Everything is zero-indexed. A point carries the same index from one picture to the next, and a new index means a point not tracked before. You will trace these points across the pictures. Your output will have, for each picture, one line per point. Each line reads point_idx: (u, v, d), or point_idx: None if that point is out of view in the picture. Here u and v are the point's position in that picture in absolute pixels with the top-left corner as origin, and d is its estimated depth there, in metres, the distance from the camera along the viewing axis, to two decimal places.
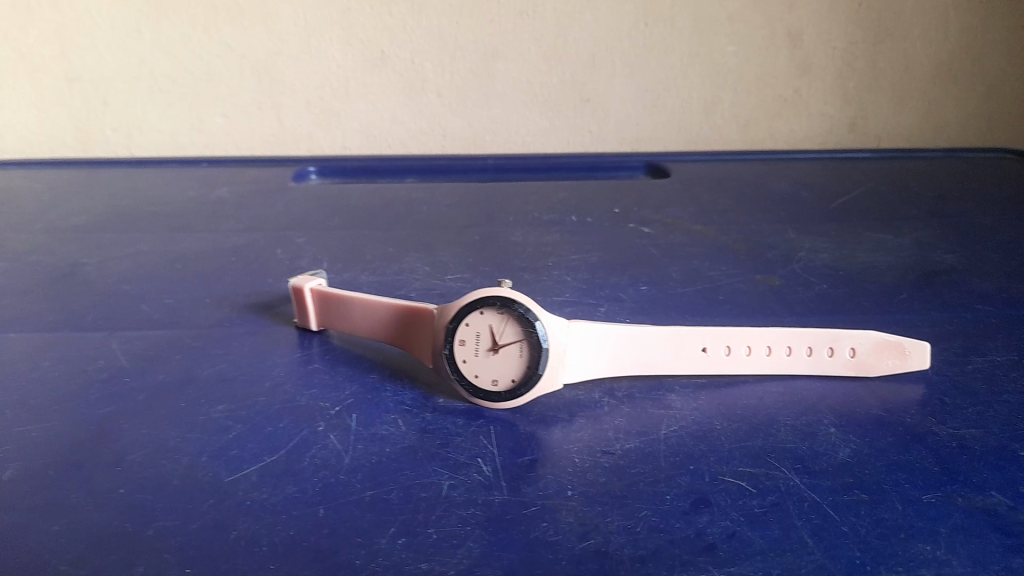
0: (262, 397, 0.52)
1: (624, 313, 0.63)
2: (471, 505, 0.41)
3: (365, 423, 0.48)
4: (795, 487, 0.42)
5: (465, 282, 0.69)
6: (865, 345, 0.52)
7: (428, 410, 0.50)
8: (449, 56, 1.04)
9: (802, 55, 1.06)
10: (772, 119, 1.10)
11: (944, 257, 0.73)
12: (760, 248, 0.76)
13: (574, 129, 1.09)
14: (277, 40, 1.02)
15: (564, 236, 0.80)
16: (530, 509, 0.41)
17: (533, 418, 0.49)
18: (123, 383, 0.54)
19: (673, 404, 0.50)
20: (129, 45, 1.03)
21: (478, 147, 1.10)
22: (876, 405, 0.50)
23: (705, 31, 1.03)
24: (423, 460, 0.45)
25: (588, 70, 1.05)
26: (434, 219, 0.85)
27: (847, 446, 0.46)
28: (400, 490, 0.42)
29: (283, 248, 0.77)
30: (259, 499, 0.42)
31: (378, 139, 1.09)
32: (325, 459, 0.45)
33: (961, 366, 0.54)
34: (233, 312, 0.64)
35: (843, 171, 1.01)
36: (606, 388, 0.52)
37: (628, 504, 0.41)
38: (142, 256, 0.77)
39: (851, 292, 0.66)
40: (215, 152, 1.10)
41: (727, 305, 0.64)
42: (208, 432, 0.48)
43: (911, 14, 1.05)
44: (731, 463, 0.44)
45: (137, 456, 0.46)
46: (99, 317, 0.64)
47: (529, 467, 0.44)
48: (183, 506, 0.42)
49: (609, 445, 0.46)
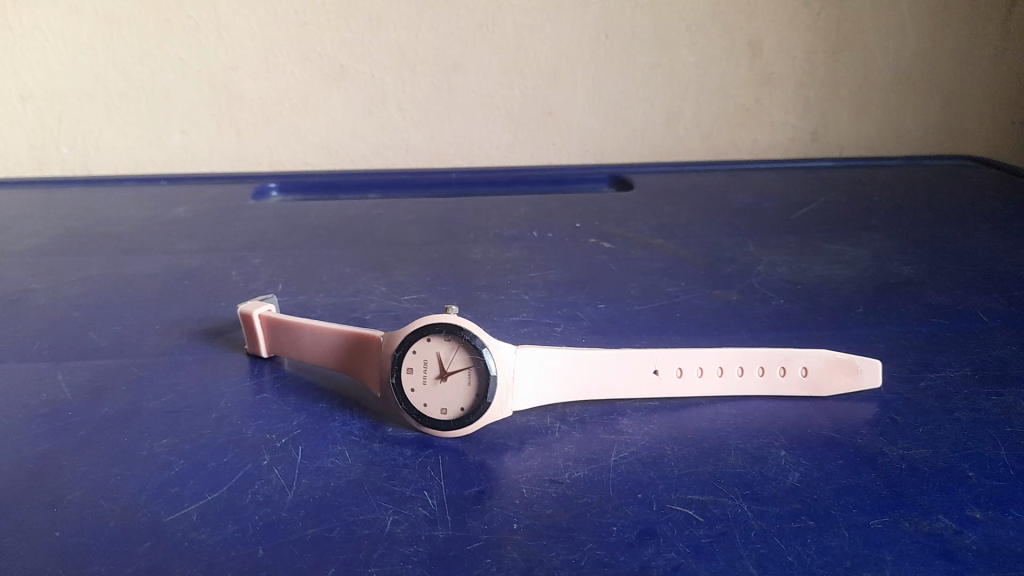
0: (207, 429, 0.51)
1: (580, 333, 0.62)
2: (414, 542, 0.40)
3: (310, 456, 0.47)
4: (743, 515, 0.42)
5: (421, 303, 0.68)
6: (816, 364, 0.52)
7: (376, 441, 0.49)
8: (410, 70, 1.03)
9: (762, 65, 1.06)
10: (735, 129, 1.11)
11: (900, 269, 0.74)
12: (720, 262, 0.76)
13: (538, 141, 1.09)
14: (234, 55, 1.01)
15: (524, 252, 0.79)
16: (474, 544, 0.40)
17: (483, 447, 0.48)
18: (64, 418, 0.53)
19: (624, 428, 0.50)
20: (82, 61, 1.01)
21: (442, 161, 1.09)
22: (827, 426, 0.50)
23: (666, 43, 1.03)
24: (368, 494, 0.44)
25: (551, 82, 1.05)
26: (393, 236, 0.84)
27: (796, 470, 0.45)
28: (342, 527, 0.41)
29: (238, 270, 0.76)
30: (196, 540, 0.41)
31: (340, 153, 1.08)
32: (267, 495, 0.44)
33: (913, 383, 0.54)
34: (183, 339, 0.63)
35: (805, 181, 1.01)
36: (558, 413, 0.51)
37: (574, 537, 0.40)
38: (93, 280, 0.75)
39: (807, 307, 0.66)
40: (174, 169, 1.08)
41: (684, 323, 0.64)
42: (148, 469, 0.47)
43: (869, 24, 1.05)
44: (679, 491, 0.44)
45: (74, 496, 0.45)
46: (44, 347, 0.63)
47: (475, 499, 0.43)
48: (118, 550, 0.40)
49: (557, 474, 0.45)
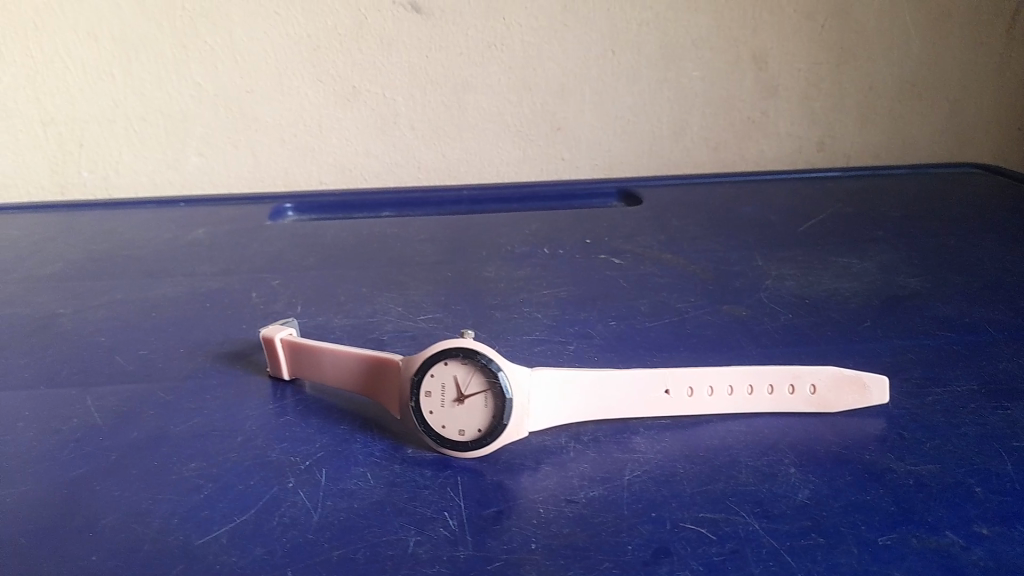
0: (234, 452, 0.52)
1: (593, 351, 0.64)
2: (436, 562, 0.42)
3: (334, 478, 0.49)
4: (754, 532, 0.43)
5: (437, 322, 0.70)
6: (824, 381, 0.54)
7: (396, 462, 0.51)
8: (421, 90, 1.05)
9: (768, 78, 1.08)
10: (742, 141, 1.12)
11: (908, 282, 0.75)
12: (729, 277, 0.78)
13: (547, 157, 1.11)
14: (248, 79, 1.03)
15: (536, 270, 0.81)
16: (494, 564, 0.41)
17: (500, 467, 0.50)
18: (96, 442, 0.54)
19: (637, 447, 0.51)
20: (102, 87, 1.03)
21: (453, 178, 1.11)
22: (836, 442, 0.51)
23: (673, 58, 1.05)
24: (390, 516, 0.45)
25: (559, 99, 1.07)
26: (408, 256, 0.86)
27: (805, 487, 0.47)
28: (367, 548, 0.43)
29: (257, 292, 0.78)
30: (227, 562, 0.43)
31: (354, 172, 1.10)
32: (294, 517, 0.46)
33: (920, 398, 0.55)
34: (207, 362, 0.65)
35: (813, 192, 1.02)
36: (572, 432, 0.53)
37: (590, 556, 0.42)
38: (118, 304, 0.77)
39: (815, 321, 0.67)
40: (192, 190, 1.10)
41: (695, 339, 0.65)
42: (178, 492, 0.49)
43: (874, 35, 1.06)
44: (692, 509, 0.45)
45: (108, 519, 0.47)
46: (73, 372, 0.65)
47: (494, 519, 0.45)
48: (153, 572, 0.42)
49: (573, 493, 0.47)
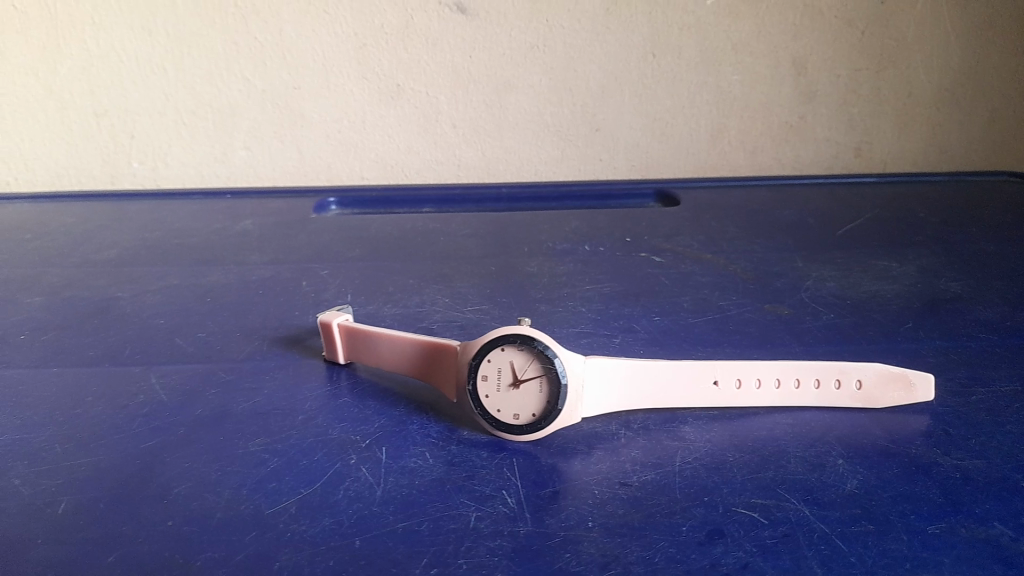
0: (296, 430, 0.54)
1: (638, 344, 0.65)
2: (498, 536, 0.44)
3: (394, 456, 0.51)
4: (805, 518, 0.44)
5: (484, 313, 0.72)
6: (870, 377, 0.55)
7: (453, 443, 0.52)
8: (463, 89, 1.07)
9: (806, 83, 1.09)
10: (779, 145, 1.13)
11: (948, 285, 0.76)
12: (769, 277, 0.79)
13: (585, 157, 1.12)
14: (296, 75, 1.06)
15: (578, 266, 0.82)
16: (554, 540, 0.43)
17: (554, 450, 0.51)
18: (163, 417, 0.57)
19: (687, 435, 0.52)
20: (154, 81, 1.06)
21: (492, 176, 1.13)
22: (882, 436, 0.52)
23: (712, 62, 1.06)
24: (451, 492, 0.47)
25: (598, 100, 1.08)
26: (451, 250, 0.88)
27: (854, 477, 0.48)
28: (430, 521, 0.45)
29: (308, 281, 0.80)
30: (298, 531, 0.45)
31: (395, 169, 1.12)
32: (358, 491, 0.48)
33: (964, 396, 0.56)
34: (264, 346, 0.67)
35: (849, 197, 1.03)
36: (622, 420, 0.54)
37: (646, 535, 0.43)
38: (173, 289, 0.80)
39: (857, 321, 0.68)
40: (238, 182, 1.13)
41: (738, 336, 0.66)
42: (246, 465, 0.51)
43: (913, 43, 1.07)
44: (743, 494, 0.46)
45: (181, 488, 0.49)
46: (136, 352, 0.67)
47: (551, 499, 0.47)
48: (228, 538, 0.44)
49: (626, 477, 0.48)
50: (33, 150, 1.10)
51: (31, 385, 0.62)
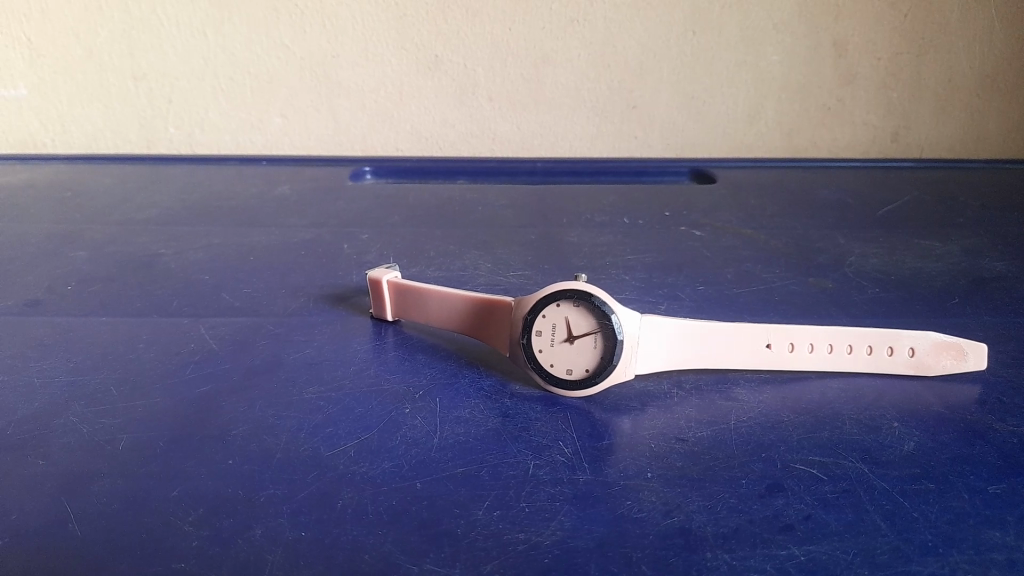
0: (349, 380, 0.55)
1: (684, 310, 0.65)
2: (558, 483, 0.44)
3: (448, 406, 0.51)
4: (865, 475, 0.44)
5: (527, 278, 0.72)
6: (923, 345, 0.54)
7: (506, 396, 0.53)
8: (501, 62, 1.07)
9: (846, 66, 1.08)
10: (816, 127, 1.13)
11: (993, 265, 0.75)
12: (812, 253, 0.78)
13: (621, 134, 1.13)
14: (334, 43, 1.06)
15: (619, 237, 0.82)
16: (613, 488, 0.43)
17: (607, 406, 0.52)
18: (215, 364, 0.57)
19: (740, 397, 0.53)
20: (194, 46, 1.06)
21: (527, 150, 1.13)
22: (936, 403, 0.52)
23: (753, 41, 1.06)
24: (508, 442, 0.48)
25: (636, 76, 1.08)
26: (490, 218, 0.88)
27: (911, 439, 0.48)
28: (489, 468, 0.45)
29: (349, 244, 0.81)
30: (358, 473, 0.45)
31: (430, 141, 1.13)
32: (415, 438, 0.48)
33: (1017, 368, 0.56)
34: (310, 302, 0.68)
35: (887, 181, 1.03)
36: (674, 380, 0.55)
37: (706, 486, 0.43)
38: (216, 248, 0.80)
39: (904, 296, 0.68)
40: (272, 151, 1.14)
41: (784, 306, 0.66)
42: (301, 410, 0.51)
43: (956, 28, 1.06)
44: (801, 452, 0.46)
45: (240, 430, 0.49)
46: (183, 304, 0.67)
47: (608, 450, 0.47)
48: (290, 477, 0.45)
49: (682, 433, 0.48)
50: (72, 112, 1.10)
51: (82, 332, 0.62)
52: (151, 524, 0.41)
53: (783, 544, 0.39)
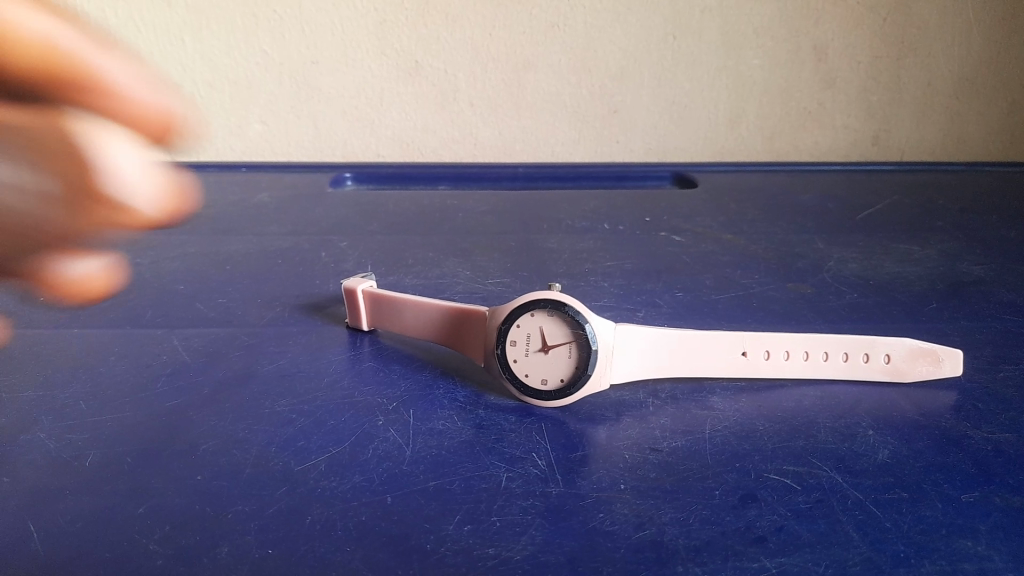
0: (322, 392, 0.54)
1: (662, 317, 0.65)
2: (530, 496, 0.43)
3: (422, 418, 0.51)
4: (838, 485, 0.44)
5: (506, 286, 0.72)
6: (899, 352, 0.54)
7: (481, 407, 0.52)
8: (482, 67, 1.06)
9: (826, 70, 1.08)
10: (798, 130, 1.13)
11: (971, 268, 0.75)
12: (791, 258, 0.79)
13: (603, 139, 1.12)
14: (314, 49, 1.05)
15: (599, 243, 0.82)
16: (586, 501, 0.43)
17: (582, 416, 0.51)
18: (187, 376, 0.56)
19: (716, 405, 0.52)
20: (172, 52, 1.05)
21: (509, 156, 1.13)
22: (911, 410, 0.52)
23: (733, 45, 1.06)
24: (481, 454, 0.47)
25: (617, 81, 1.08)
26: (470, 225, 0.88)
27: (885, 447, 0.48)
28: (461, 481, 0.45)
29: (328, 252, 0.80)
30: (328, 488, 0.44)
31: (411, 146, 1.12)
32: (387, 451, 0.47)
33: (992, 374, 0.56)
34: (286, 312, 0.67)
35: (867, 184, 1.03)
36: (649, 389, 0.54)
37: (679, 498, 0.43)
38: (193, 257, 0.80)
39: (882, 301, 0.68)
40: (253, 157, 1.13)
41: (762, 313, 0.66)
42: (273, 424, 0.50)
43: (935, 31, 1.07)
44: (775, 462, 0.46)
45: (209, 445, 0.48)
46: (156, 315, 0.66)
47: (581, 461, 0.46)
48: (258, 493, 0.44)
49: (656, 443, 0.48)
50: None
51: (51, 344, 0.61)
52: (115, 543, 0.40)
53: (755, 556, 0.39)
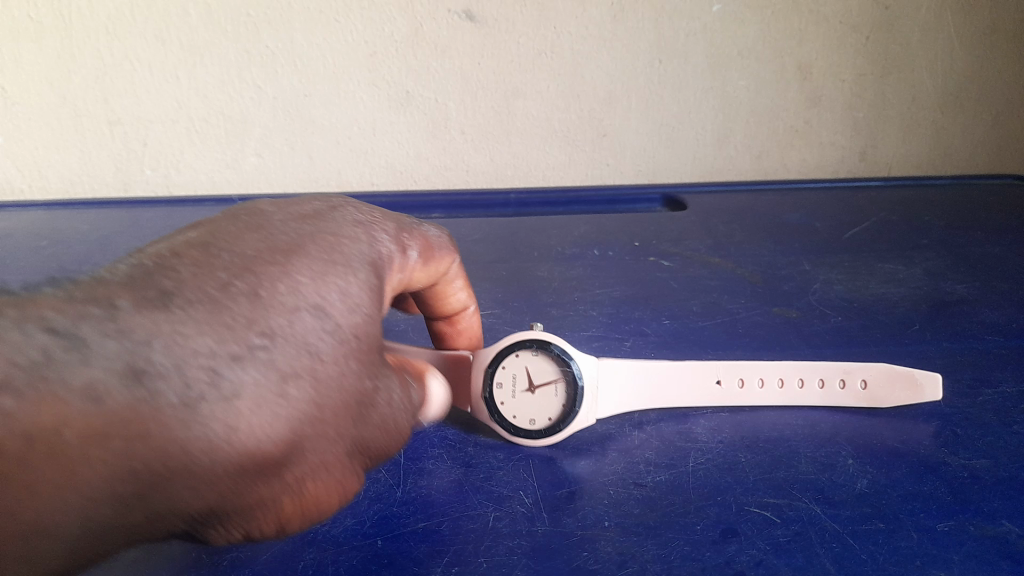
0: None
1: (649, 346, 0.66)
2: (516, 535, 0.45)
3: (412, 458, 0.52)
4: (817, 517, 0.45)
5: (496, 317, 0.73)
6: (874, 377, 0.56)
7: (470, 445, 0.53)
8: (472, 95, 1.08)
9: (811, 89, 1.10)
10: (785, 148, 1.15)
11: (954, 287, 0.77)
12: (777, 281, 0.80)
13: (593, 162, 1.14)
14: (306, 82, 1.07)
15: (588, 270, 0.84)
16: (570, 539, 0.44)
17: (569, 451, 0.52)
18: None
19: (699, 437, 0.54)
20: (168, 89, 1.07)
21: (501, 181, 1.15)
22: (891, 437, 0.53)
23: (718, 67, 1.08)
24: (469, 493, 0.48)
25: (606, 106, 1.10)
26: (461, 255, 0.89)
27: (864, 476, 0.49)
28: (450, 522, 0.46)
29: None
30: (320, 531, 0.46)
31: (404, 174, 1.14)
32: (378, 493, 0.49)
33: (971, 398, 0.57)
34: None
35: (855, 202, 1.04)
36: (635, 422, 0.56)
37: (662, 534, 0.44)
38: None
39: (865, 324, 0.69)
40: (249, 189, 1.15)
41: (748, 339, 0.67)
42: None
43: (917, 48, 1.08)
44: (756, 494, 0.47)
45: None
46: None
47: (567, 499, 0.48)
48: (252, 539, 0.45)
49: (641, 477, 0.49)
50: (47, 157, 1.11)
51: None
52: None
53: None
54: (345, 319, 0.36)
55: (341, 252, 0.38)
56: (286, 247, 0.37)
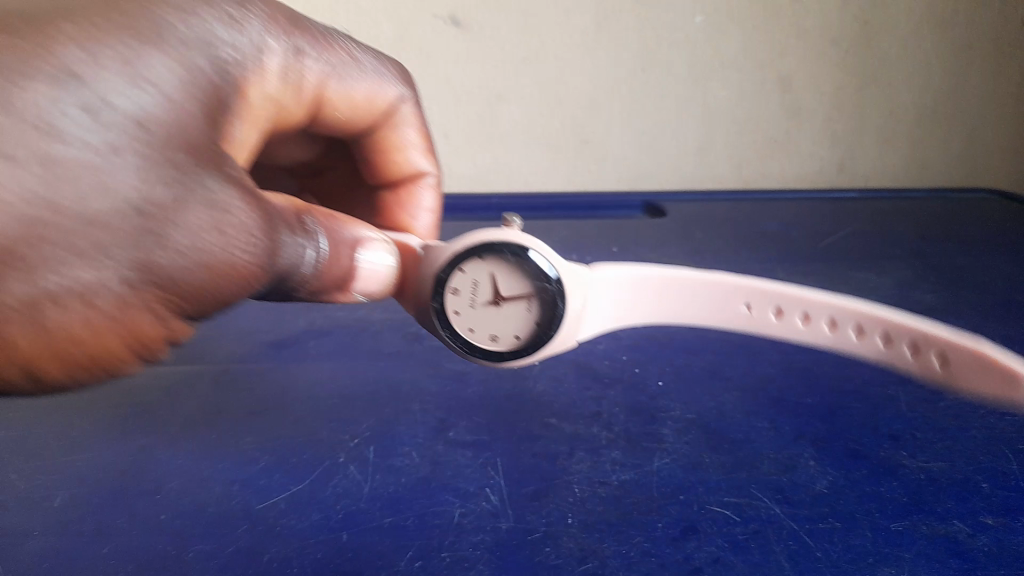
0: (286, 429, 0.56)
1: (622, 349, 0.67)
2: (480, 531, 0.45)
3: (381, 455, 0.53)
4: (775, 516, 0.46)
5: None
6: None
7: (440, 443, 0.54)
8: (455, 100, 1.09)
9: (791, 100, 1.12)
10: (765, 158, 1.16)
11: (922, 296, 0.78)
12: None
13: (574, 169, 1.15)
14: None
15: None
16: (534, 535, 0.45)
17: (538, 450, 0.53)
18: (153, 413, 0.57)
19: (666, 438, 0.54)
20: None
21: (483, 186, 1.16)
22: (853, 440, 0.54)
23: (700, 77, 1.09)
24: (436, 490, 0.49)
25: (588, 113, 1.11)
26: None
27: (824, 478, 0.50)
28: (415, 517, 0.46)
29: None
30: (287, 526, 0.46)
31: None
32: (346, 488, 0.49)
33: (933, 403, 0.58)
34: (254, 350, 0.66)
35: (831, 212, 1.06)
36: (603, 422, 0.56)
37: (623, 531, 0.45)
38: None
39: None
40: None
41: (719, 344, 0.68)
42: (237, 463, 0.52)
43: (895, 62, 1.10)
44: (717, 494, 0.48)
45: (173, 483, 0.50)
46: None
47: (532, 496, 0.48)
48: (218, 532, 0.46)
49: (606, 476, 0.50)
50: None
51: None
52: None
53: None
54: (152, 117, 0.33)
55: (161, 26, 0.35)
56: (72, 1, 0.32)
